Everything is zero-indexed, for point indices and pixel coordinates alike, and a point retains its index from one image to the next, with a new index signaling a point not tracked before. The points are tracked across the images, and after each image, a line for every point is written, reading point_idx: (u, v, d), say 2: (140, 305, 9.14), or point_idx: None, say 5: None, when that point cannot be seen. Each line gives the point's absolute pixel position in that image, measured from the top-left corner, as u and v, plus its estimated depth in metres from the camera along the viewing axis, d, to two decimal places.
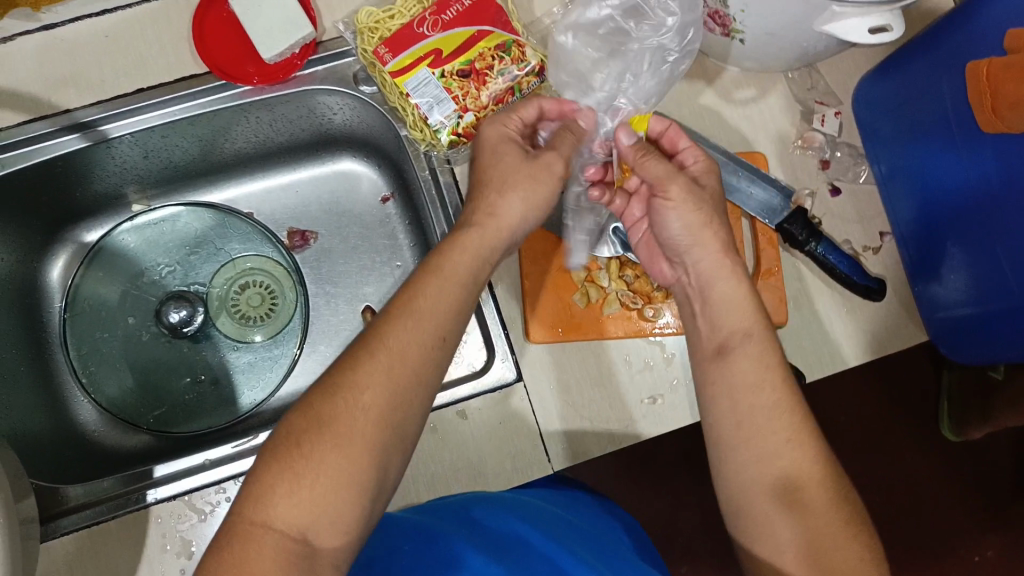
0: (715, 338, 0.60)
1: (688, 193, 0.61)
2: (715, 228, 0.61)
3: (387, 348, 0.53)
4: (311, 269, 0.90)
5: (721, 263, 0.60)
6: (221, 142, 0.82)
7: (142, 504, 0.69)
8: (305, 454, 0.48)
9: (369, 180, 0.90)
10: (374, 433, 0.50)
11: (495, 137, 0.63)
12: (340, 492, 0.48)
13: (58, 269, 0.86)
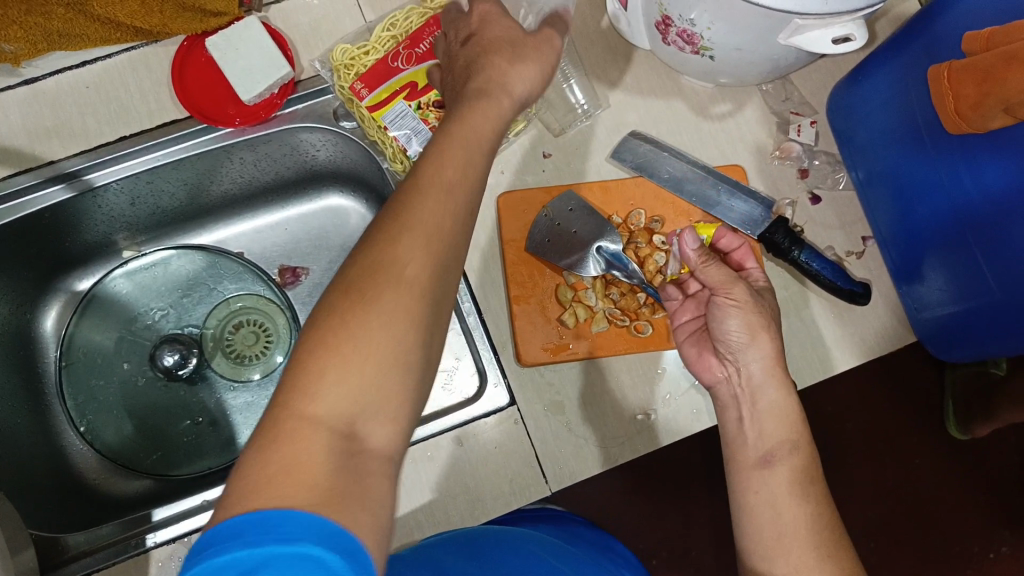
0: (761, 448, 0.62)
1: (747, 298, 0.62)
2: (766, 336, 0.62)
3: (392, 275, 0.45)
4: (304, 305, 0.90)
5: (770, 378, 0.62)
6: (207, 185, 0.83)
7: (142, 549, 0.69)
8: (317, 397, 0.41)
9: (356, 213, 0.91)
10: (394, 335, 0.44)
11: (483, 130, 0.53)
12: (361, 407, 0.42)
13: (51, 319, 0.86)
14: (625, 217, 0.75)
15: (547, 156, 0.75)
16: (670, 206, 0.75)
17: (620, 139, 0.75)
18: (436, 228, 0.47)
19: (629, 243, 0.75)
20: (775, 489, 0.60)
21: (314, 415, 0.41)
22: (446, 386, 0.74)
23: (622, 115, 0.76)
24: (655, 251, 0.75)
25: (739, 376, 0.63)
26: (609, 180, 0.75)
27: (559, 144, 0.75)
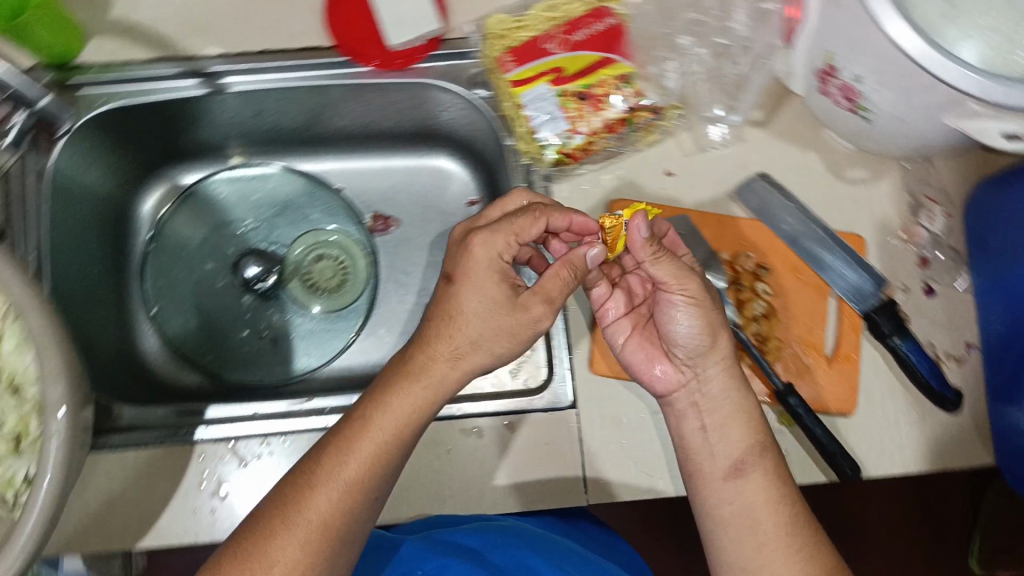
0: (728, 458, 0.59)
1: (696, 295, 0.62)
2: (721, 337, 0.62)
3: (383, 407, 0.57)
4: (387, 255, 0.90)
5: (728, 381, 0.62)
6: (328, 117, 0.83)
7: (189, 439, 0.71)
8: (299, 509, 0.54)
9: (460, 181, 0.89)
10: (370, 463, 0.56)
11: (485, 258, 0.61)
12: (325, 527, 0.54)
13: (150, 204, 0.88)
14: (733, 256, 0.72)
15: (668, 174, 0.72)
16: (781, 257, 0.72)
17: (747, 177, 0.72)
18: (436, 381, 0.58)
19: (730, 284, 0.71)
20: (750, 497, 0.57)
21: (286, 533, 0.53)
22: (516, 373, 0.75)
23: (755, 153, 0.73)
24: (755, 298, 0.71)
25: (691, 381, 0.62)
26: (726, 216, 0.72)
27: (684, 165, 0.72)
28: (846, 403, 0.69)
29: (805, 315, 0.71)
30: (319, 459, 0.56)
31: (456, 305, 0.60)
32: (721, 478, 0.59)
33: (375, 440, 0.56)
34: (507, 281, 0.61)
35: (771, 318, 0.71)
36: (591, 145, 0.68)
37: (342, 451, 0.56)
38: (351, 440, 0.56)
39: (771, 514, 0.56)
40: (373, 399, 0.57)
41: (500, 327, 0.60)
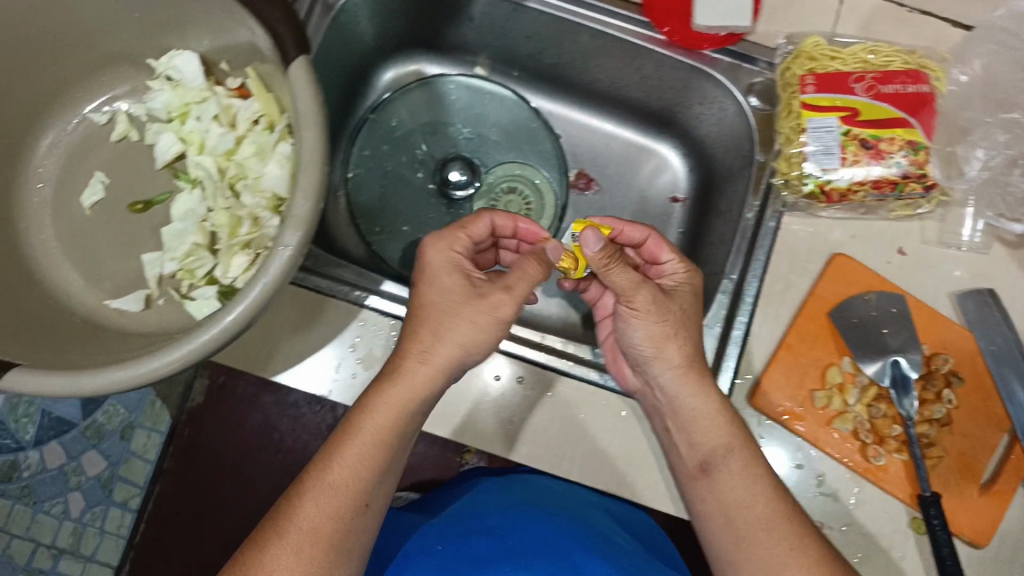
0: (696, 455, 0.61)
1: (671, 311, 0.62)
2: (681, 336, 0.62)
3: (370, 412, 0.57)
4: (576, 214, 0.90)
5: (686, 376, 0.62)
6: (588, 67, 0.83)
7: (358, 302, 0.73)
8: (294, 519, 0.54)
9: (673, 175, 0.89)
10: (362, 466, 0.56)
11: (442, 253, 0.63)
12: (323, 536, 0.53)
13: (388, 76, 0.91)
14: (932, 355, 0.70)
15: (900, 252, 0.71)
16: (979, 373, 0.69)
17: (976, 288, 0.70)
18: (422, 374, 0.59)
19: (920, 378, 0.69)
20: (722, 491, 0.59)
21: (282, 538, 0.53)
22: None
23: (995, 271, 0.70)
24: (938, 402, 0.69)
25: (659, 386, 0.63)
26: (941, 313, 0.70)
27: (919, 250, 0.71)
28: (979, 534, 0.67)
29: (977, 435, 0.69)
30: (305, 475, 0.56)
31: (421, 301, 0.61)
32: (693, 476, 0.61)
33: (365, 445, 0.57)
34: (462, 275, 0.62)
35: (946, 426, 0.69)
36: (851, 192, 0.68)
37: (330, 460, 0.56)
38: (339, 448, 0.57)
39: (740, 512, 0.58)
40: (356, 407, 0.58)
41: (466, 320, 0.59)
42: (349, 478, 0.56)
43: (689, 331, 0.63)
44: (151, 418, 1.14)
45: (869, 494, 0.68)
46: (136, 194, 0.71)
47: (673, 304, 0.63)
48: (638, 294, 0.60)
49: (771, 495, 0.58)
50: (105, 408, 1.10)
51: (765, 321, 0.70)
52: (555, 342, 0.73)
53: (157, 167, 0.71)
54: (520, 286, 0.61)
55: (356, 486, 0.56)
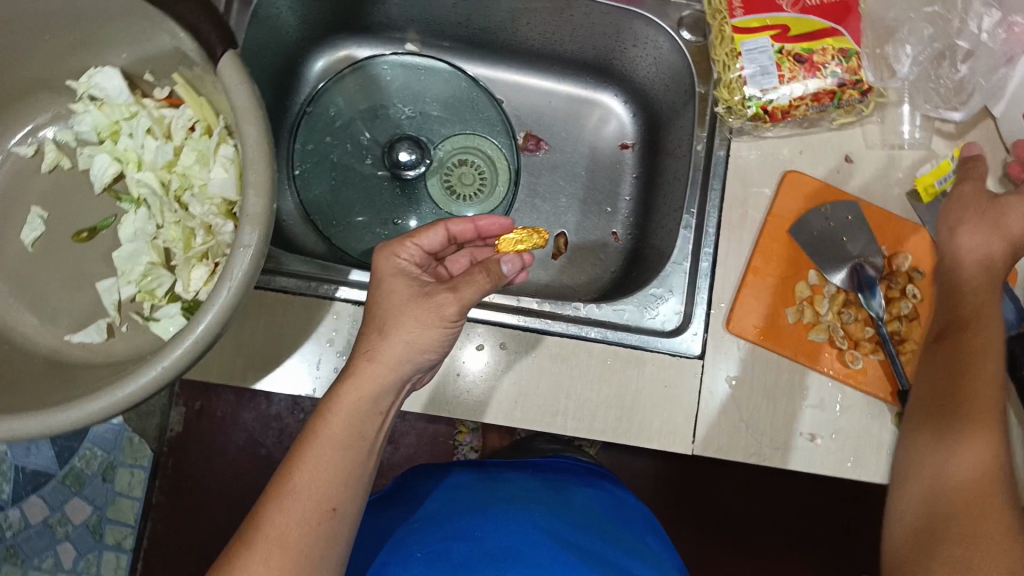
0: (940, 322, 0.64)
1: (982, 230, 0.62)
2: (977, 286, 0.62)
3: (327, 422, 0.56)
4: (529, 175, 0.91)
5: (983, 272, 0.62)
6: (518, 25, 0.84)
7: (326, 295, 0.71)
8: (257, 538, 0.53)
9: (617, 122, 0.90)
10: (324, 470, 0.55)
11: (389, 268, 0.61)
12: (292, 550, 0.52)
13: (321, 65, 0.90)
14: (892, 254, 0.72)
15: (847, 159, 0.73)
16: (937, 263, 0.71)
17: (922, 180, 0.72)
18: (385, 367, 0.58)
19: (884, 279, 0.72)
20: (970, 453, 0.58)
21: (251, 553, 0.52)
22: (649, 311, 0.73)
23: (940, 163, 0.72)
24: (903, 298, 0.71)
25: (943, 251, 0.65)
26: (893, 213, 0.72)
27: (864, 154, 0.73)
28: None
29: None
30: (268, 489, 0.55)
31: (372, 313, 0.60)
32: (933, 339, 0.64)
33: (326, 452, 0.56)
34: (404, 275, 0.61)
35: (915, 320, 0.70)
36: (793, 108, 0.69)
37: (290, 471, 0.55)
38: (297, 460, 0.55)
39: (965, 384, 0.60)
40: (316, 414, 0.57)
41: (411, 317, 0.59)
42: (314, 487, 0.54)
43: (976, 263, 0.63)
44: (129, 453, 1.13)
45: (853, 398, 0.69)
46: (79, 224, 0.68)
47: (986, 244, 0.62)
48: (423, 319, 0.59)
49: (986, 370, 0.60)
50: (82, 454, 1.13)
51: (731, 248, 0.72)
52: (533, 303, 0.73)
53: (97, 191, 0.68)
54: (466, 288, 0.60)
55: (324, 494, 0.55)
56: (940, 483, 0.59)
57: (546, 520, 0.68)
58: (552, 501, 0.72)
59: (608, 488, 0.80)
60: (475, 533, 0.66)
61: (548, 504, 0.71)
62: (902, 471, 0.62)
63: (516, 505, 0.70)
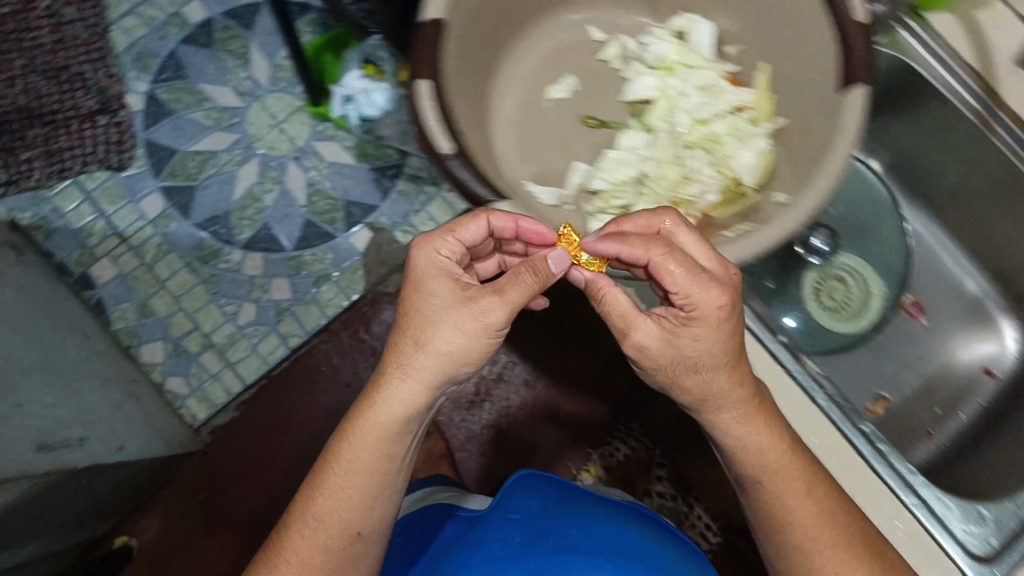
0: (737, 473, 0.77)
1: (668, 353, 0.70)
2: (723, 369, 0.71)
3: (374, 418, 0.73)
4: (901, 330, 1.11)
5: (728, 369, 0.71)
6: (989, 223, 1.03)
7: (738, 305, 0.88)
8: (313, 511, 0.74)
9: (1000, 354, 1.07)
10: (367, 470, 0.74)
11: (429, 260, 0.72)
12: (331, 547, 0.74)
13: (872, 164, 1.12)
14: None
15: None
16: None
17: None
18: (409, 362, 0.71)
19: None
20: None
21: (306, 523, 0.74)
22: (966, 519, 0.85)
23: None
24: None
25: (704, 414, 0.76)
26: None
27: None
28: None
29: None
30: (300, 500, 0.76)
31: (413, 309, 0.72)
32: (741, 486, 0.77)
33: (367, 449, 0.73)
34: (454, 279, 0.72)
35: None
36: None
37: (323, 479, 0.75)
38: (327, 476, 0.75)
39: (787, 503, 0.75)
40: (347, 423, 0.75)
41: (466, 321, 0.69)
42: (344, 494, 0.74)
43: (719, 365, 0.70)
44: (348, 279, 1.38)
45: None
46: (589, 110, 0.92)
47: (672, 351, 0.70)
48: (446, 292, 0.71)
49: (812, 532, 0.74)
50: (315, 252, 1.39)
51: None
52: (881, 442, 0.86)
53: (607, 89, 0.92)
54: (511, 292, 0.70)
55: (362, 489, 0.74)
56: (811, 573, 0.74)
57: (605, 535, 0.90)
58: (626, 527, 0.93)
59: (581, 490, 1.03)
60: (534, 537, 0.90)
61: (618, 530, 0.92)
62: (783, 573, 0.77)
63: (584, 517, 0.94)
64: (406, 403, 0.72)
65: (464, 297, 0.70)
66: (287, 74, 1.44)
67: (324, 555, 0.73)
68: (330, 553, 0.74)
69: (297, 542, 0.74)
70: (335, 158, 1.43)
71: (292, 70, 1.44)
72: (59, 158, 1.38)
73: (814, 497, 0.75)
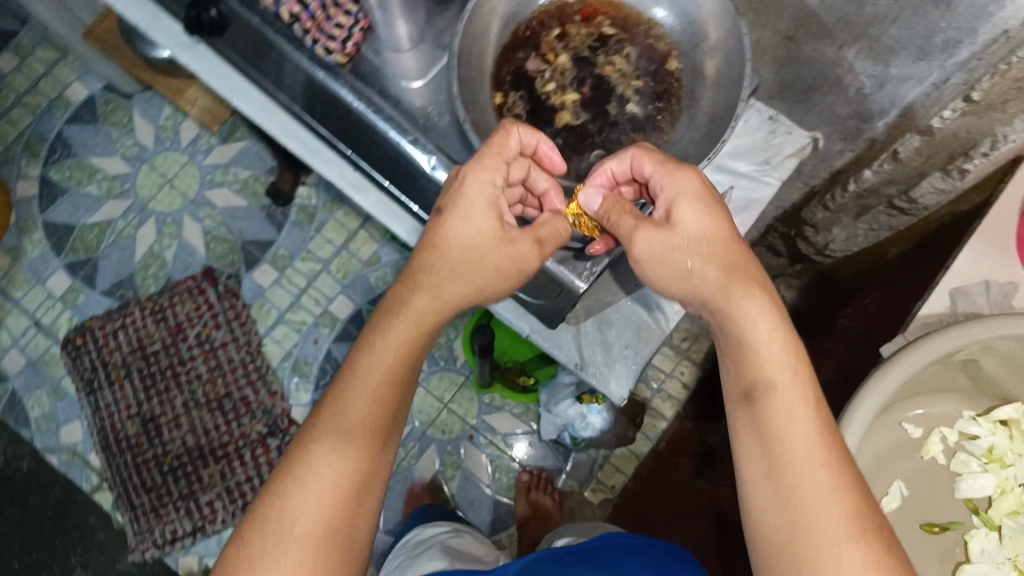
0: (742, 383, 0.61)
1: (672, 246, 0.64)
2: (708, 257, 0.63)
3: (373, 368, 0.62)
4: None
5: (726, 283, 0.62)
6: None
7: None
8: (332, 415, 0.61)
9: None
10: (424, 317, 0.63)
11: (481, 192, 0.65)
12: (337, 481, 0.59)
13: None
14: None
15: None
16: None
17: None
18: (418, 319, 0.63)
19: None
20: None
21: (319, 448, 0.60)
22: None
23: None
24: None
25: (709, 315, 0.65)
26: None
27: None
28: None
29: None
30: (328, 391, 0.63)
31: (444, 232, 0.64)
32: (738, 403, 0.61)
33: (401, 335, 0.63)
34: (497, 215, 0.65)
35: None
36: None
37: (345, 386, 0.62)
38: (348, 378, 0.62)
39: (779, 441, 0.58)
40: (348, 370, 0.63)
41: (496, 261, 0.64)
42: (368, 390, 0.61)
43: (714, 256, 0.63)
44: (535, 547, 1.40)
45: None
46: (929, 515, 0.75)
47: (675, 230, 0.64)
48: (492, 192, 0.65)
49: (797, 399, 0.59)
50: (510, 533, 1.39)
51: None
52: None
53: (956, 497, 0.74)
54: (552, 245, 0.67)
55: (380, 396, 0.61)
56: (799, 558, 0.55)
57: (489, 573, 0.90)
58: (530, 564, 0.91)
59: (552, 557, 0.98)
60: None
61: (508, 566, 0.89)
62: (761, 522, 0.58)
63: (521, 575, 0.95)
64: (418, 315, 0.63)
65: (499, 164, 0.66)
66: (446, 351, 1.47)
67: (326, 471, 0.59)
68: (330, 486, 0.58)
69: (308, 465, 0.59)
70: (507, 425, 1.44)
71: (447, 346, 1.47)
72: (238, 493, 1.36)
73: (811, 455, 0.56)
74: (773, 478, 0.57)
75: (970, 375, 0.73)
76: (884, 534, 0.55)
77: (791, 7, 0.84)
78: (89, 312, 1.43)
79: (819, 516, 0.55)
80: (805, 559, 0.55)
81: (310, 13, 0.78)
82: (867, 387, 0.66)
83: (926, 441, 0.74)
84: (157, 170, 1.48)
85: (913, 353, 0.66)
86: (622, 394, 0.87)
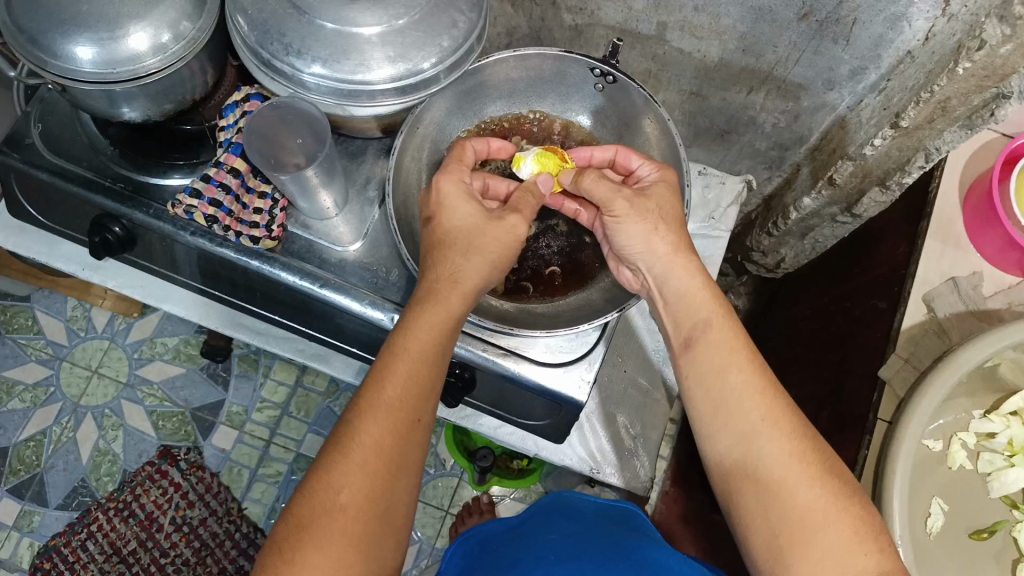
0: (682, 332, 0.65)
1: (652, 209, 0.67)
2: (665, 226, 0.66)
3: (403, 351, 0.60)
4: None
5: (674, 254, 0.66)
6: None
7: None
8: (360, 423, 0.57)
9: None
10: (442, 330, 0.62)
11: (451, 190, 0.68)
12: (382, 451, 0.57)
13: None
14: None
15: None
16: None
17: None
18: (446, 304, 0.63)
19: None
20: (811, 503, 0.55)
21: (351, 455, 0.56)
22: None
23: None
24: None
25: (650, 278, 0.68)
26: None
27: None
28: None
29: None
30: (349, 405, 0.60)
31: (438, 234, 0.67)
32: (680, 354, 0.64)
33: (423, 341, 0.61)
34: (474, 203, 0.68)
35: None
36: None
37: (375, 390, 0.59)
38: (376, 381, 0.59)
39: (717, 381, 0.61)
40: (393, 347, 0.61)
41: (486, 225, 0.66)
42: (401, 396, 0.59)
43: (668, 228, 0.67)
44: None
45: None
46: (974, 522, 0.81)
47: (651, 202, 0.67)
48: (461, 194, 0.68)
49: (737, 342, 0.62)
50: None
51: None
52: None
53: (993, 495, 0.81)
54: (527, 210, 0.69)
55: (408, 402, 0.59)
56: (758, 494, 0.57)
57: (551, 536, 0.80)
58: (574, 526, 0.82)
59: (603, 529, 0.81)
60: (530, 547, 0.79)
61: (561, 532, 0.81)
62: (720, 464, 0.60)
63: (567, 529, 0.81)
64: (432, 328, 0.62)
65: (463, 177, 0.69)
66: (430, 458, 1.31)
67: (357, 480, 0.56)
68: (363, 490, 0.56)
69: (334, 473, 0.56)
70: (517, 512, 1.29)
71: (432, 452, 1.32)
72: None
73: (746, 401, 0.59)
74: (716, 407, 0.60)
75: (966, 383, 0.80)
76: (821, 452, 0.58)
77: (690, 68, 0.85)
78: (50, 531, 1.29)
79: (765, 449, 0.58)
80: (762, 485, 0.57)
81: (227, 208, 0.73)
82: (899, 438, 0.70)
83: (949, 451, 0.81)
84: (79, 365, 1.38)
85: (923, 402, 0.71)
86: (611, 469, 0.86)
